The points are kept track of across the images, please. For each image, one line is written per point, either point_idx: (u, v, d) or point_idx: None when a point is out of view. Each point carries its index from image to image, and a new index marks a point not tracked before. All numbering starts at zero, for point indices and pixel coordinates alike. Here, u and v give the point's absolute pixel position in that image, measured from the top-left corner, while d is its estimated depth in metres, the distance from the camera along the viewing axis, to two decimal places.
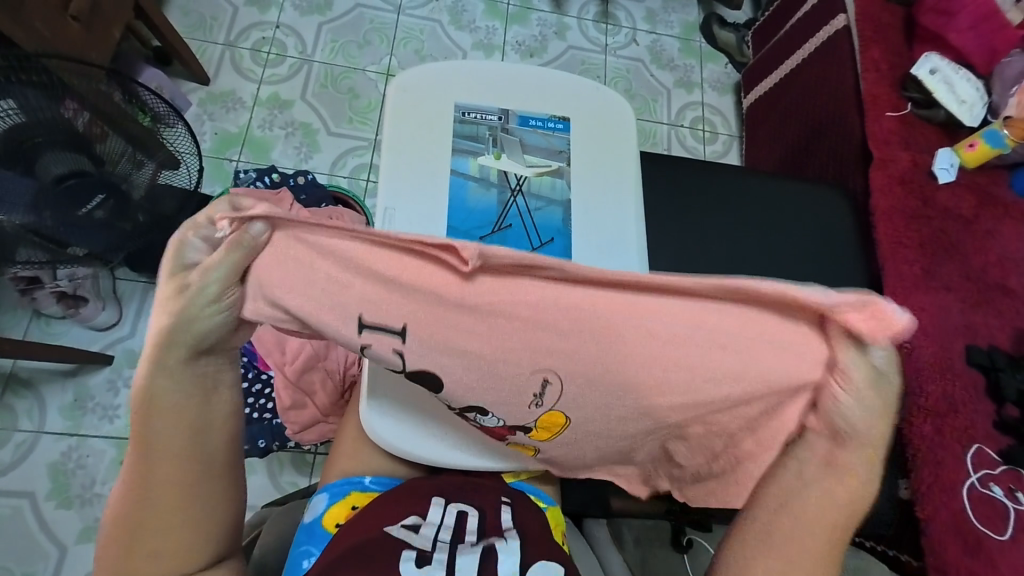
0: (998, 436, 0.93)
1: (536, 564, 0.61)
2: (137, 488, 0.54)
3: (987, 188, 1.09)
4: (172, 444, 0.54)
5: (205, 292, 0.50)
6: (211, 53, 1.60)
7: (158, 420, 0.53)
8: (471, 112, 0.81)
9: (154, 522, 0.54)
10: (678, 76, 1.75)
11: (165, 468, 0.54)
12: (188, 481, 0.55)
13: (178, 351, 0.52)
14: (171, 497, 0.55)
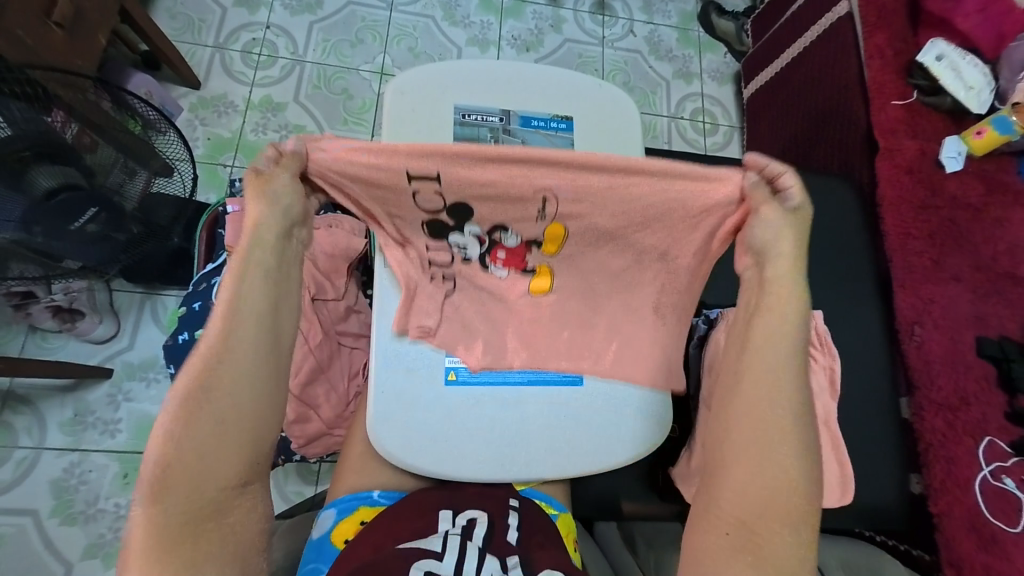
0: (1011, 428, 0.91)
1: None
2: (189, 409, 0.50)
3: (995, 176, 1.07)
4: (234, 365, 0.52)
5: (284, 199, 0.56)
6: (201, 57, 1.56)
7: (222, 336, 0.52)
8: (471, 113, 0.79)
9: (203, 454, 0.50)
10: (677, 67, 1.72)
11: (222, 388, 0.51)
12: (243, 407, 0.52)
13: (255, 262, 0.55)
14: (226, 426, 0.51)
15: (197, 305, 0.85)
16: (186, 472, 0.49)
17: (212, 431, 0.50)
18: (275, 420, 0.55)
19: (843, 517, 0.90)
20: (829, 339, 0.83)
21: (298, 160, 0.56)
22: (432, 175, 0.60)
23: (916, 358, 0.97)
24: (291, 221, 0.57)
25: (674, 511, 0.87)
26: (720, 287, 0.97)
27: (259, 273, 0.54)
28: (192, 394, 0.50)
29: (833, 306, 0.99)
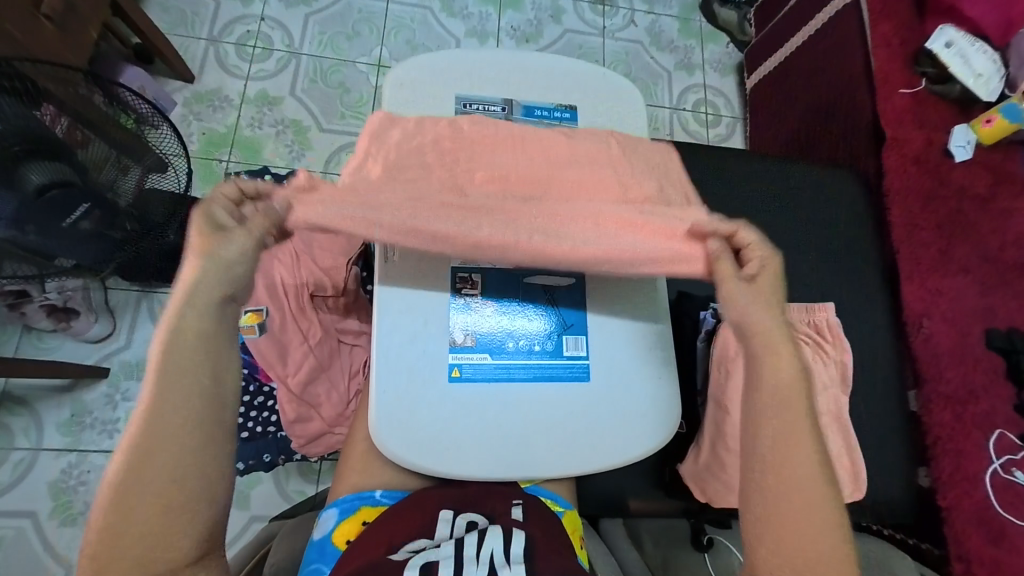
0: (1019, 420, 0.91)
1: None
2: (144, 431, 0.53)
3: (1004, 166, 1.05)
4: (180, 385, 0.54)
5: (233, 262, 0.55)
6: (194, 51, 1.54)
7: (170, 359, 0.54)
8: (472, 103, 0.77)
9: (161, 465, 0.53)
10: (679, 58, 1.70)
11: (173, 407, 0.54)
12: (192, 421, 0.55)
13: (202, 304, 0.56)
14: (176, 440, 0.54)
15: None
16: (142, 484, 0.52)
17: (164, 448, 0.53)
18: (222, 435, 0.57)
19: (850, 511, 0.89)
20: (840, 332, 0.82)
21: (270, 219, 0.57)
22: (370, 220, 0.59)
23: (924, 351, 0.95)
24: (240, 266, 0.56)
25: (680, 507, 0.86)
26: None
27: (202, 292, 0.55)
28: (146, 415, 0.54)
29: (841, 299, 0.98)
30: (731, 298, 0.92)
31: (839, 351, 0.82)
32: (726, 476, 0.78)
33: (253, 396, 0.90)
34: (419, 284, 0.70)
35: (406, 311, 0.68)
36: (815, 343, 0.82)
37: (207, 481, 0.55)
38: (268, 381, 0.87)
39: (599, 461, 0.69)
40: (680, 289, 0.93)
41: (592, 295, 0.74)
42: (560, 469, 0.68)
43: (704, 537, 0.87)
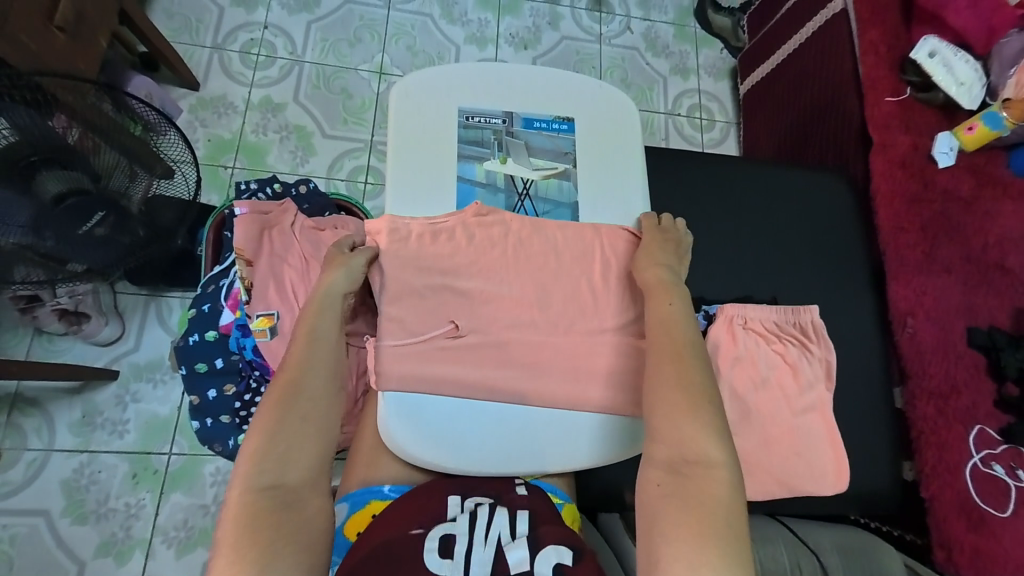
0: (998, 414, 0.94)
1: (547, 546, 0.60)
2: (299, 356, 0.65)
3: (986, 169, 1.09)
4: (324, 339, 0.67)
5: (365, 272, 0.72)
6: (199, 57, 1.56)
7: (306, 363, 0.65)
8: (474, 115, 0.80)
9: (284, 445, 0.59)
10: (673, 63, 1.74)
11: (307, 400, 0.62)
12: (317, 415, 0.63)
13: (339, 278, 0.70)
14: (319, 377, 0.64)
15: (207, 307, 0.86)
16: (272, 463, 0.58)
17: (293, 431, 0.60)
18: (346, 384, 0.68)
19: (839, 503, 0.92)
20: (823, 331, 0.85)
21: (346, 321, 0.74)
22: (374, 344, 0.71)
23: (908, 349, 0.99)
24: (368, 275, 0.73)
25: None
26: (719, 284, 0.99)
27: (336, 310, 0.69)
28: (277, 402, 0.61)
29: (829, 300, 1.02)
30: (724, 300, 0.95)
31: (827, 347, 0.85)
32: None
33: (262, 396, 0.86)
34: (417, 346, 0.71)
35: (405, 361, 0.70)
36: (800, 342, 0.85)
37: (331, 414, 0.64)
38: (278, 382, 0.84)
39: (597, 459, 0.74)
40: None
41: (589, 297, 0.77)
42: (558, 466, 0.72)
43: None
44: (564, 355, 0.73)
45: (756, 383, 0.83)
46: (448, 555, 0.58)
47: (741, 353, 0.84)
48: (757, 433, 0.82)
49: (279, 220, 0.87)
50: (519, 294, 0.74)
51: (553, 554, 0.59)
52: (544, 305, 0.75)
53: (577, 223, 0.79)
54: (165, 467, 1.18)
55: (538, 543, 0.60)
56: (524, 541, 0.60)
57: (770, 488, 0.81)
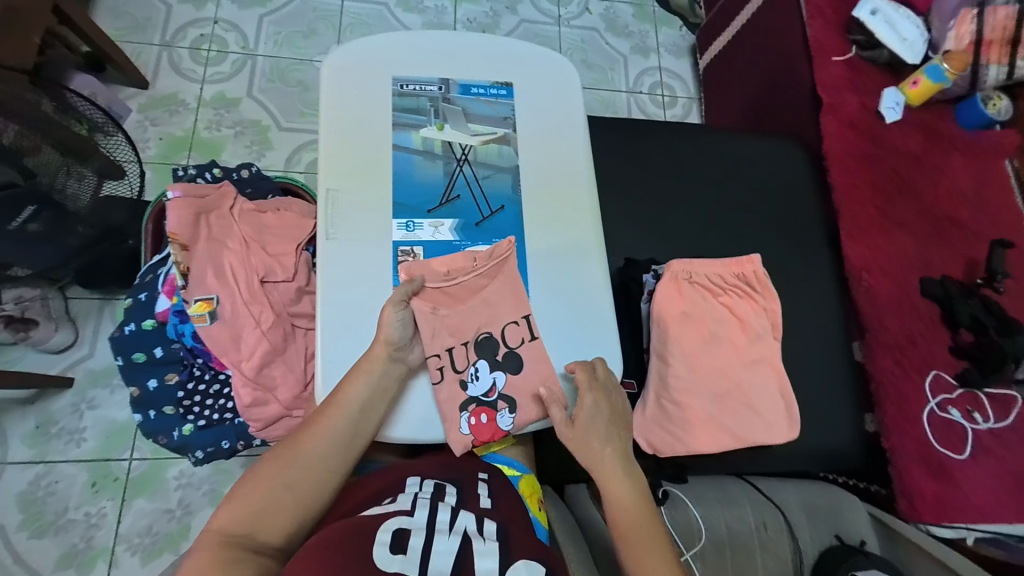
0: (954, 361, 0.92)
1: (518, 562, 0.58)
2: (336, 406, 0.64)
3: (933, 124, 1.11)
4: (359, 400, 0.64)
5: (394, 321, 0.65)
6: (148, 56, 1.54)
7: (337, 412, 0.64)
8: (409, 84, 0.79)
9: (263, 515, 0.60)
10: (634, 42, 1.74)
11: (319, 440, 0.64)
12: (320, 462, 0.64)
13: (381, 347, 0.64)
14: (342, 425, 0.64)
15: (144, 296, 0.79)
16: (247, 514, 0.60)
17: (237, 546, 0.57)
18: (361, 441, 0.66)
19: (810, 461, 0.89)
20: (768, 282, 0.84)
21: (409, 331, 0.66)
22: (326, 332, 0.66)
23: (866, 303, 0.97)
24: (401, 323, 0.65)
25: (639, 463, 0.84)
26: (675, 249, 0.98)
27: (370, 402, 0.64)
28: (295, 439, 0.64)
29: (788, 258, 1.01)
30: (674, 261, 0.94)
31: (768, 287, 0.85)
32: (673, 426, 0.79)
33: (207, 386, 0.79)
34: (356, 317, 0.67)
35: (334, 335, 0.66)
36: (746, 294, 0.85)
37: (330, 455, 0.64)
38: (223, 369, 0.78)
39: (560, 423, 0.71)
40: (626, 257, 0.95)
41: (531, 258, 0.74)
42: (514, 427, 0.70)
43: (660, 491, 0.81)
44: (507, 359, 0.69)
45: (707, 338, 0.82)
46: (401, 549, 0.55)
47: (689, 308, 0.83)
48: (708, 389, 0.80)
49: (218, 204, 0.84)
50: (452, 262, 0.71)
51: (525, 570, 0.57)
52: (475, 296, 0.70)
53: (518, 185, 0.76)
54: (127, 473, 1.14)
55: (509, 558, 0.58)
56: (492, 551, 0.58)
57: (725, 444, 0.80)
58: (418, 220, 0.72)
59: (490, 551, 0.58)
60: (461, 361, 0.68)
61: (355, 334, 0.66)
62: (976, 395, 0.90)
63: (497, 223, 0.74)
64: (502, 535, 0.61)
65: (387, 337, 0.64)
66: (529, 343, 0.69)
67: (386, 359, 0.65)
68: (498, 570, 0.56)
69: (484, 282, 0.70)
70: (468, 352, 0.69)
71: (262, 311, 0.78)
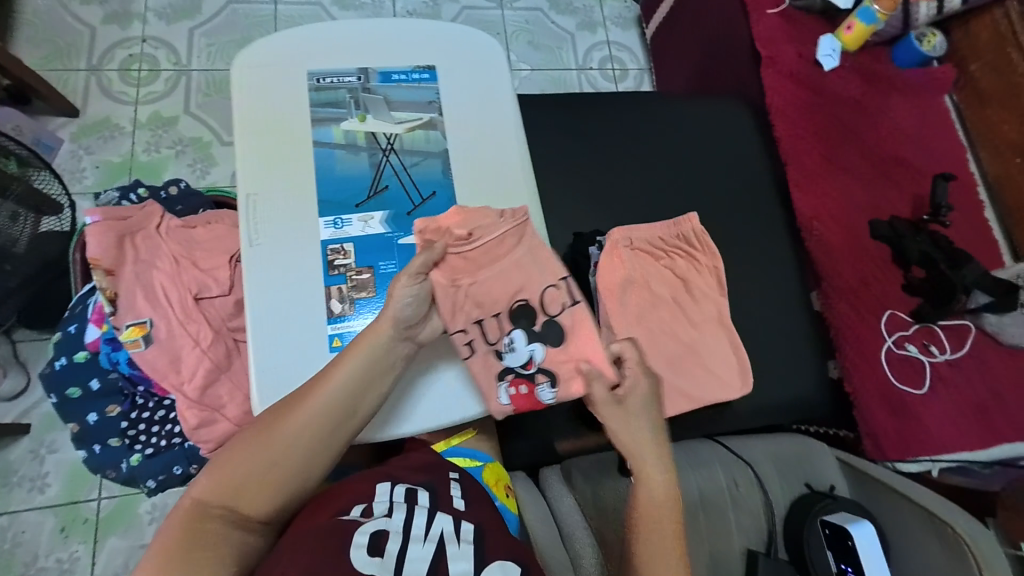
0: (908, 299, 0.93)
1: (492, 562, 0.57)
2: (335, 378, 0.59)
3: (871, 67, 1.11)
4: (359, 372, 0.60)
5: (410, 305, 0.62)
6: (75, 82, 1.48)
7: (334, 383, 0.59)
8: (326, 77, 0.76)
9: (246, 487, 0.55)
10: (579, 18, 1.71)
11: (311, 412, 0.58)
12: (310, 435, 0.58)
13: (386, 322, 0.61)
14: (337, 397, 0.59)
15: (73, 328, 0.75)
16: (228, 484, 0.55)
17: (214, 521, 0.54)
18: (360, 415, 0.60)
19: (779, 414, 0.89)
20: (708, 239, 0.86)
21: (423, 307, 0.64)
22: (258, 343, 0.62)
23: (819, 251, 0.98)
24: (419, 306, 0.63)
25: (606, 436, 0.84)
26: (627, 219, 0.97)
27: (371, 373, 0.60)
28: (279, 408, 0.58)
29: (741, 215, 1.00)
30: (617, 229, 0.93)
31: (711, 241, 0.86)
32: None
33: (151, 413, 0.76)
34: (289, 323, 0.64)
35: (265, 345, 0.62)
36: (686, 253, 0.86)
37: (325, 429, 0.59)
38: (165, 394, 0.75)
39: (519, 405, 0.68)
40: (575, 232, 0.94)
41: None
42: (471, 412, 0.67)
43: (629, 463, 0.81)
44: (545, 329, 0.67)
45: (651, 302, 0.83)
46: (378, 552, 0.53)
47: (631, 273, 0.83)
48: (659, 351, 0.81)
49: (143, 224, 0.80)
50: (385, 254, 0.69)
51: (500, 571, 0.56)
52: (492, 264, 0.68)
53: (449, 168, 0.74)
54: (97, 514, 1.10)
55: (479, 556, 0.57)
56: (467, 552, 0.57)
57: (680, 406, 0.80)
58: (346, 216, 0.69)
59: (466, 552, 0.57)
60: (494, 333, 0.67)
61: (290, 341, 0.63)
62: (932, 329, 0.91)
63: (430, 210, 0.72)
64: (479, 533, 0.60)
65: (396, 315, 0.62)
66: (569, 308, 0.68)
67: (394, 331, 0.62)
68: (473, 570, 0.55)
69: (502, 247, 0.67)
70: (501, 322, 0.68)
71: (200, 329, 0.75)
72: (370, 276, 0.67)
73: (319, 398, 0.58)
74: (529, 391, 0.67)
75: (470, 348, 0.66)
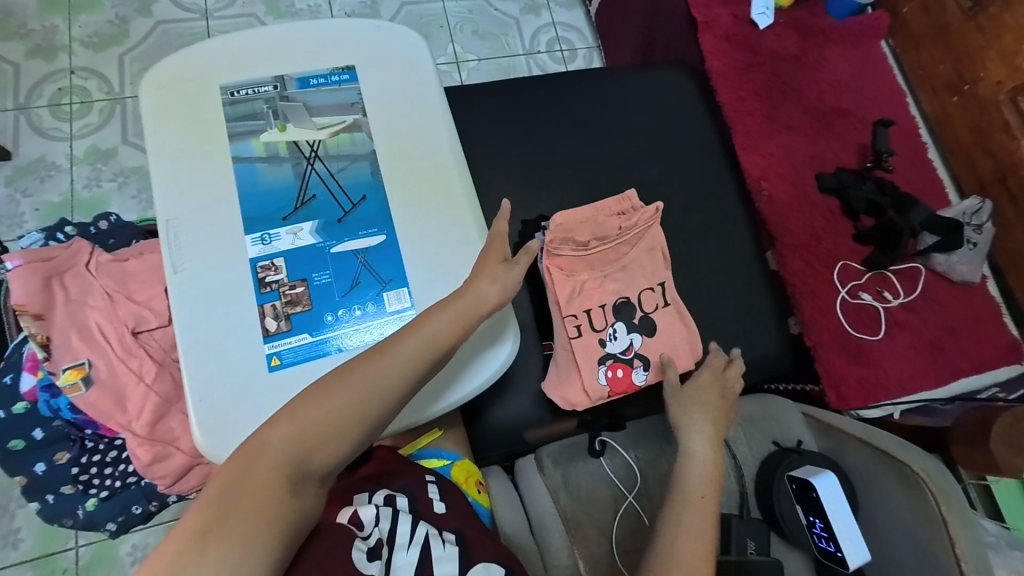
0: (860, 249, 0.94)
1: (477, 564, 0.59)
2: (420, 335, 0.59)
3: (806, 21, 1.10)
4: (444, 330, 0.60)
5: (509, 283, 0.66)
6: (4, 122, 1.42)
7: (419, 339, 0.59)
8: (240, 89, 0.74)
9: (311, 440, 0.53)
10: (522, 2, 1.68)
11: (390, 367, 0.58)
12: (382, 390, 0.57)
13: (488, 279, 0.64)
14: (416, 354, 0.59)
15: (10, 378, 0.72)
16: (292, 433, 0.53)
17: (281, 458, 0.51)
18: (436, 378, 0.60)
19: (746, 377, 0.90)
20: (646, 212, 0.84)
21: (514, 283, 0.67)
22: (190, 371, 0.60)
23: (769, 210, 0.98)
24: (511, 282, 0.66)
25: (575, 421, 0.82)
26: (576, 200, 0.96)
27: (454, 331, 0.61)
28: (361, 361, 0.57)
29: (691, 184, 0.99)
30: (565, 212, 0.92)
31: (652, 213, 0.84)
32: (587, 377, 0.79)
33: (103, 455, 0.75)
34: (220, 346, 0.62)
35: (198, 373, 0.60)
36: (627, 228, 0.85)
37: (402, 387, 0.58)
38: (115, 434, 0.73)
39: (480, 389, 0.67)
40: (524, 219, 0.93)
41: (405, 242, 0.69)
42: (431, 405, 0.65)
43: (598, 444, 0.82)
44: (643, 323, 0.82)
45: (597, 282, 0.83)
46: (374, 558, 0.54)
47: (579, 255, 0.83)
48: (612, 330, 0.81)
49: (70, 263, 0.77)
50: (315, 264, 0.67)
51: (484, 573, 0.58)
52: (613, 260, 0.84)
53: (377, 169, 0.72)
54: (76, 562, 1.07)
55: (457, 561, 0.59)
56: (452, 555, 0.59)
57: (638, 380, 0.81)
58: (274, 231, 0.67)
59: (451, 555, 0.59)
60: (600, 322, 0.81)
61: (224, 365, 0.61)
62: (885, 276, 0.92)
63: (362, 214, 0.70)
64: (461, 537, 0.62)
65: (496, 280, 0.65)
66: (661, 309, 0.83)
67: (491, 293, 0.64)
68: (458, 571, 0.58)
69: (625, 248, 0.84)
70: (605, 314, 0.82)
71: (143, 363, 0.73)
72: (304, 289, 0.65)
73: (398, 354, 0.58)
74: (628, 374, 0.81)
75: (577, 329, 0.80)
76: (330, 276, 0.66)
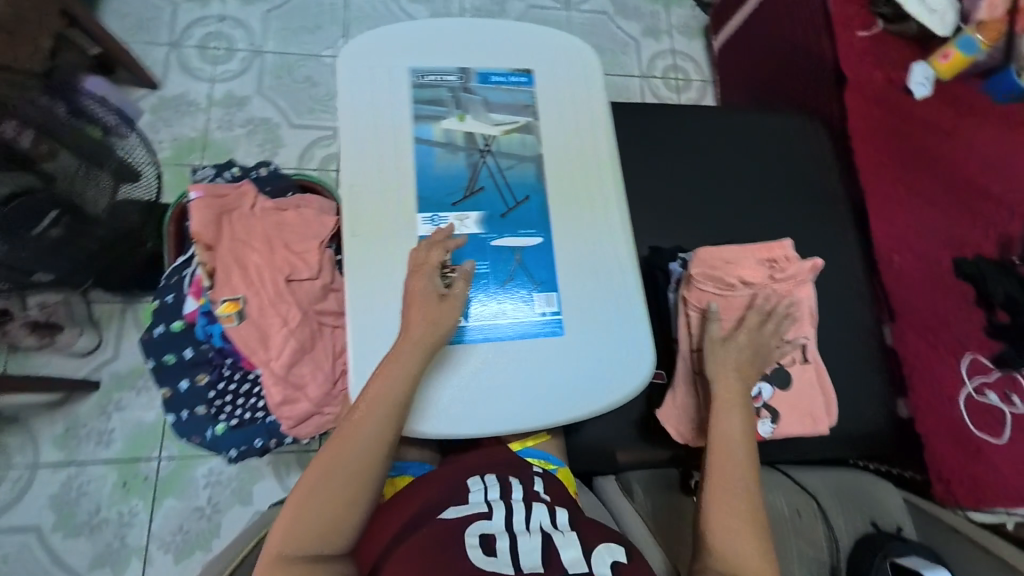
0: (990, 342, 0.90)
1: (600, 546, 0.58)
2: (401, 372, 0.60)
3: (962, 98, 1.07)
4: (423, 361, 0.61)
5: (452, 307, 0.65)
6: (156, 56, 1.53)
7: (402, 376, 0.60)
8: (427, 75, 0.78)
9: (341, 491, 0.56)
10: (646, 24, 1.69)
11: (378, 409, 0.59)
12: (385, 428, 0.59)
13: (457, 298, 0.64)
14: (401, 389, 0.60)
15: (170, 297, 0.80)
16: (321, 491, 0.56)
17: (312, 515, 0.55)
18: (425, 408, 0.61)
19: (842, 445, 0.88)
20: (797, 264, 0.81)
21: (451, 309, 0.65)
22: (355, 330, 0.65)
23: (895, 284, 0.96)
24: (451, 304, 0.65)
25: (670, 452, 0.85)
26: (699, 235, 0.96)
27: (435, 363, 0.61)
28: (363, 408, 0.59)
29: (817, 241, 0.98)
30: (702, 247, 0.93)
31: (809, 270, 0.82)
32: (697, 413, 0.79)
33: (236, 386, 0.80)
34: (383, 313, 0.66)
35: (362, 333, 0.65)
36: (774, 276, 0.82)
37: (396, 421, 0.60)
38: (252, 368, 0.79)
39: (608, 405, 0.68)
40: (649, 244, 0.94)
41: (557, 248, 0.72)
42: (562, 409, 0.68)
43: (692, 481, 0.82)
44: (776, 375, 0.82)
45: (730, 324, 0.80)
46: (491, 550, 0.56)
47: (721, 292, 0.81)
48: None
49: (238, 203, 0.83)
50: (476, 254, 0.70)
51: (607, 550, 0.58)
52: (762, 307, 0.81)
53: (542, 173, 0.75)
54: (156, 473, 1.16)
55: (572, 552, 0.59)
56: (572, 540, 0.59)
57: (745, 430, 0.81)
58: (443, 214, 0.71)
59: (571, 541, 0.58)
60: None
61: (383, 330, 0.66)
62: (1016, 378, 0.87)
63: (523, 214, 0.73)
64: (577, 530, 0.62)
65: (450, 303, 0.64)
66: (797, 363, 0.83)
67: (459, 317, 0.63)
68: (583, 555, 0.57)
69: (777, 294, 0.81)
70: None
71: (289, 309, 0.78)
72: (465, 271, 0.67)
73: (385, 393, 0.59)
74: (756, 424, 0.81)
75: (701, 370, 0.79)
76: (488, 267, 0.70)
